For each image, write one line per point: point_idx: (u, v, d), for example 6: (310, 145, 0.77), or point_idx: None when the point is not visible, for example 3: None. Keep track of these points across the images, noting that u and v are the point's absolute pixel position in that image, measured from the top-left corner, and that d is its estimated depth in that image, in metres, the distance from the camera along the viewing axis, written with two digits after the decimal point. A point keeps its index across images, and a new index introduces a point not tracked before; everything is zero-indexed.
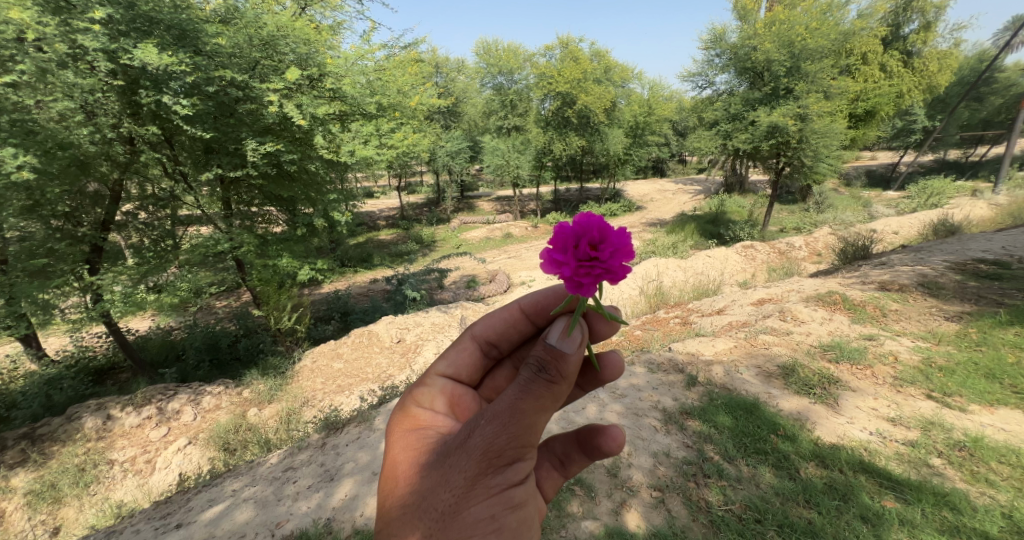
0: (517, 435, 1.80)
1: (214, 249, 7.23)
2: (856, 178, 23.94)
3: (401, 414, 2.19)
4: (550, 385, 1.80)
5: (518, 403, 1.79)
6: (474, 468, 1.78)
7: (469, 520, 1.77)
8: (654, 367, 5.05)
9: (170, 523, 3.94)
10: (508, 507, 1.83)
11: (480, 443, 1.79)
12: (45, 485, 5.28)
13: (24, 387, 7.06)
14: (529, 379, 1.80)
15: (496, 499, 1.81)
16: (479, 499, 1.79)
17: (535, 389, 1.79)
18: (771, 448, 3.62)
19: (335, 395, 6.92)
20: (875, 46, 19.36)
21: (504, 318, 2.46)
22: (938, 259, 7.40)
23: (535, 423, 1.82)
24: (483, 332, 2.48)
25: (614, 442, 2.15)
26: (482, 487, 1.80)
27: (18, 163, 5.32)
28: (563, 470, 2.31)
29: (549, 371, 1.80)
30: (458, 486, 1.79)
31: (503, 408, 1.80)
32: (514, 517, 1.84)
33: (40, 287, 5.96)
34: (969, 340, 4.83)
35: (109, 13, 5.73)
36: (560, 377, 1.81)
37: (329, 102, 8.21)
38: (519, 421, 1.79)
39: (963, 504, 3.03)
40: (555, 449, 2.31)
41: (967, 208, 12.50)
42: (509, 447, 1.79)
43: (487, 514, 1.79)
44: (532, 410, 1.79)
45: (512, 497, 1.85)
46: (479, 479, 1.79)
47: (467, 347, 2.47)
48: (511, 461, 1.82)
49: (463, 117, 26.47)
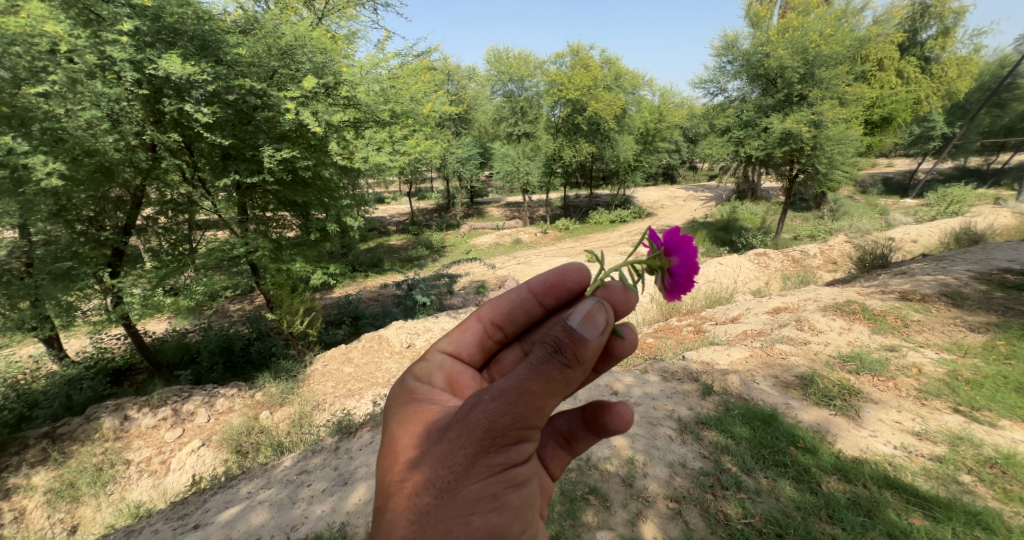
0: (523, 414, 1.76)
1: (230, 253, 7.35)
2: (872, 186, 23.57)
3: (399, 389, 2.18)
4: (564, 369, 1.77)
5: (526, 384, 1.76)
6: (474, 447, 1.75)
7: (470, 499, 1.77)
8: (668, 376, 4.98)
9: (188, 524, 3.98)
10: (510, 486, 1.82)
11: (482, 420, 1.76)
12: (65, 485, 5.39)
13: (46, 387, 7.24)
14: (542, 360, 1.77)
15: (497, 479, 1.80)
16: (479, 479, 1.77)
17: (547, 371, 1.77)
18: (790, 461, 3.54)
19: (346, 399, 6.94)
20: (891, 52, 19.14)
21: (508, 297, 2.45)
22: (962, 268, 7.24)
23: (544, 405, 1.79)
24: (492, 313, 2.48)
25: (622, 420, 2.11)
26: (483, 465, 1.77)
27: (48, 170, 5.53)
28: (569, 450, 2.31)
29: (565, 353, 1.77)
30: (457, 463, 1.77)
31: (511, 388, 1.76)
32: (515, 496, 1.83)
33: (64, 289, 6.20)
34: (996, 353, 4.70)
35: (136, 26, 5.94)
36: (575, 361, 1.78)
37: (343, 109, 8.39)
38: (526, 401, 1.76)
39: (998, 524, 2.93)
40: (561, 427, 2.30)
41: (990, 216, 12.21)
42: (513, 427, 1.75)
43: (488, 493, 1.78)
44: (539, 391, 1.76)
45: (514, 477, 1.83)
46: (481, 457, 1.76)
47: (472, 326, 2.48)
48: (515, 442, 1.79)
49: (474, 124, 26.75)
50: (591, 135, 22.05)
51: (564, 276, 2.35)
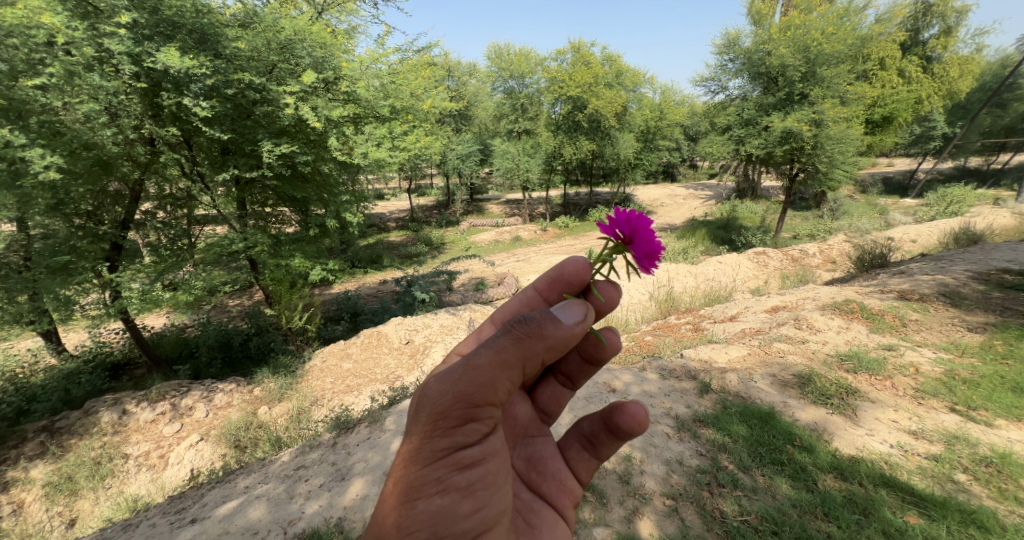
0: (464, 392, 1.74)
1: (229, 248, 7.33)
2: (873, 186, 23.58)
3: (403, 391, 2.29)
4: (514, 340, 1.82)
5: (469, 363, 1.78)
6: (421, 432, 1.75)
7: (419, 485, 1.75)
8: (665, 374, 5.00)
9: (185, 518, 3.98)
10: (456, 469, 1.77)
11: (425, 404, 1.77)
12: (63, 478, 5.40)
13: (45, 381, 7.24)
14: (492, 337, 1.82)
15: (443, 463, 1.76)
16: (427, 463, 1.75)
17: (494, 345, 1.81)
18: (787, 459, 3.55)
19: (344, 395, 6.94)
20: (893, 51, 19.09)
21: (521, 300, 2.41)
22: (960, 268, 7.26)
23: (490, 382, 1.78)
24: (503, 315, 2.45)
25: (636, 420, 2.10)
26: (428, 451, 1.75)
27: (46, 163, 5.50)
28: (593, 452, 2.36)
29: (522, 325, 1.84)
30: (406, 448, 1.79)
31: (455, 367, 1.78)
32: (465, 476, 1.78)
33: (62, 283, 6.18)
34: (994, 353, 4.71)
35: (135, 18, 5.89)
36: (528, 328, 1.84)
37: (343, 104, 8.30)
38: (468, 381, 1.75)
39: (992, 522, 2.94)
40: (584, 429, 2.37)
41: (989, 217, 12.22)
42: (455, 408, 1.74)
43: (433, 477, 1.76)
44: (484, 367, 1.77)
45: (461, 459, 1.77)
46: (425, 442, 1.75)
47: (487, 330, 2.46)
48: (461, 422, 1.76)
49: (474, 120, 26.58)
50: (592, 132, 22.00)
51: (562, 269, 2.25)
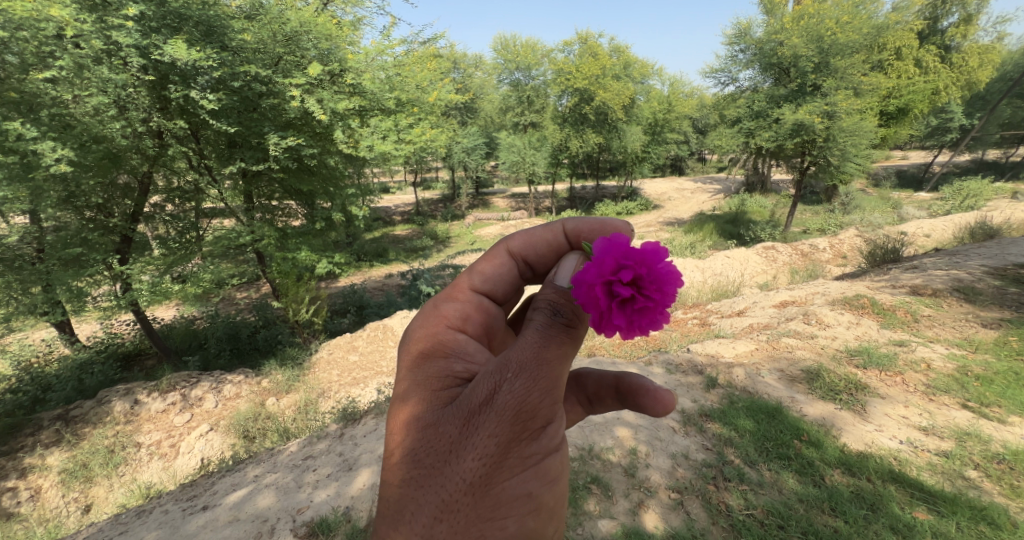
0: (549, 388, 1.53)
1: (236, 241, 7.44)
2: (886, 178, 23.23)
3: (411, 343, 1.88)
4: (571, 329, 1.54)
5: (543, 352, 1.52)
6: (503, 434, 1.49)
7: (506, 498, 1.51)
8: (672, 368, 4.98)
9: (197, 505, 4.05)
10: (544, 481, 1.58)
11: (509, 400, 1.50)
12: (78, 465, 5.50)
13: (59, 371, 7.40)
14: (548, 324, 1.54)
15: (531, 473, 1.55)
16: (514, 473, 1.52)
17: (561, 335, 1.53)
18: (794, 454, 3.53)
19: (350, 387, 7.03)
20: (910, 40, 18.60)
21: (548, 240, 2.08)
22: (975, 263, 7.13)
23: (563, 375, 1.57)
24: (523, 249, 2.13)
25: (662, 406, 1.92)
26: (515, 456, 1.52)
27: (57, 156, 5.57)
28: (587, 407, 2.20)
29: (566, 313, 1.55)
30: (486, 456, 1.49)
31: (528, 360, 1.52)
32: (552, 493, 1.59)
33: (75, 275, 6.24)
34: (1008, 349, 4.63)
35: (142, 10, 5.85)
36: (580, 319, 1.56)
37: (349, 97, 8.30)
38: (548, 374, 1.52)
39: (1003, 520, 2.89)
40: (587, 387, 2.16)
41: (1007, 211, 11.98)
42: (543, 406, 1.52)
43: (524, 491, 1.54)
44: (558, 360, 1.53)
45: (548, 469, 1.58)
46: (512, 446, 1.51)
47: (502, 262, 2.14)
48: (546, 425, 1.56)
49: (479, 112, 26.14)
50: (599, 125, 21.90)
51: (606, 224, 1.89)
